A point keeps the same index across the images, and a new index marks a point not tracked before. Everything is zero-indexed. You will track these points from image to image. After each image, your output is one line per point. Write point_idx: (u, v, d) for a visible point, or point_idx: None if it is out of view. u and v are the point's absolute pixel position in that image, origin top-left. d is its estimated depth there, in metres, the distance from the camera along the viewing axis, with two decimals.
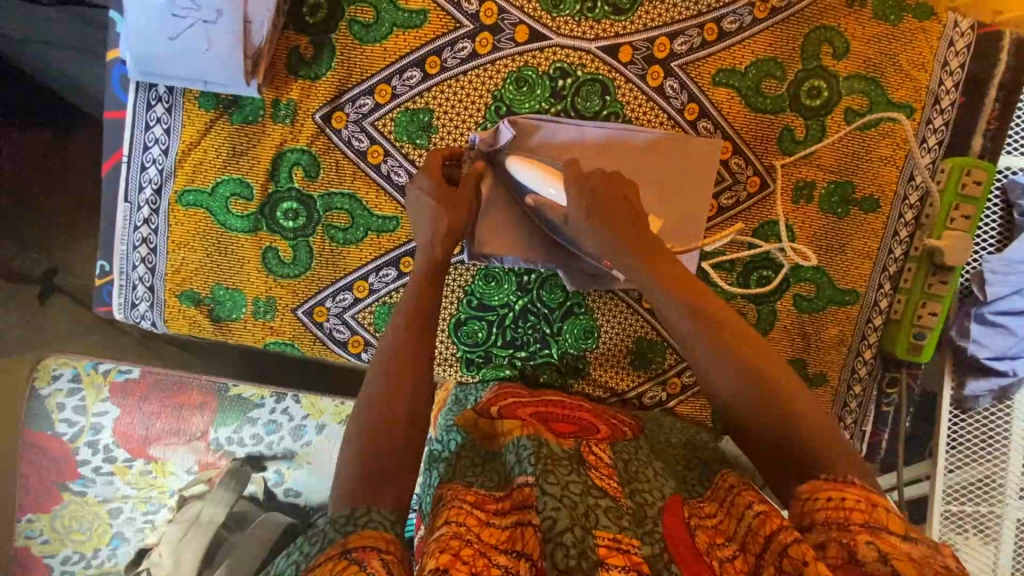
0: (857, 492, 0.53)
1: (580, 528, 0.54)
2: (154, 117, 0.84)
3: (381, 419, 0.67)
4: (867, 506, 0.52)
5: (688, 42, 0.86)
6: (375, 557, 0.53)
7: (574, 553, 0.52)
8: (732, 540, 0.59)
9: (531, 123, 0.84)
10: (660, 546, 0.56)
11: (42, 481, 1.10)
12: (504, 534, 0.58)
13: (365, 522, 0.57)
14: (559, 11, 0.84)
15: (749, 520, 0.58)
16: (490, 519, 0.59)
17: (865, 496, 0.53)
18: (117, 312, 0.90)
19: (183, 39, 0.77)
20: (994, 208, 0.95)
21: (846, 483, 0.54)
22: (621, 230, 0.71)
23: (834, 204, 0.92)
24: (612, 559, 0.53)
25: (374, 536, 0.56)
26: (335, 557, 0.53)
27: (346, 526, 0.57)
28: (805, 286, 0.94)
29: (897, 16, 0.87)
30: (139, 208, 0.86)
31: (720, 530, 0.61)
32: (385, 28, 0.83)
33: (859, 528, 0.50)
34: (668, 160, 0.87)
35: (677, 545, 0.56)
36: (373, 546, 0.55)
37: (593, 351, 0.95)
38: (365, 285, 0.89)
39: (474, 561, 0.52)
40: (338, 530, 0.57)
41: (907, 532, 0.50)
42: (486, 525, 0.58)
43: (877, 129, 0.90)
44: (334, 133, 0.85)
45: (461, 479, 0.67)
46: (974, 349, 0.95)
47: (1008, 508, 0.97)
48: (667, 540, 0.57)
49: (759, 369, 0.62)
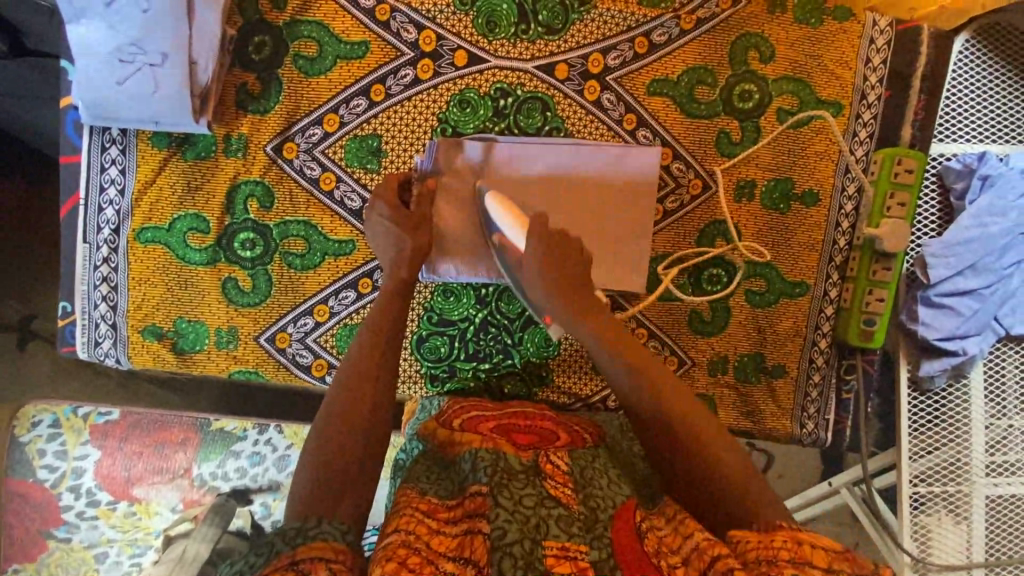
0: (783, 532, 0.59)
1: (529, 540, 0.58)
2: (108, 159, 0.87)
3: (342, 432, 0.69)
4: (794, 544, 0.57)
5: (620, 56, 0.90)
6: (322, 568, 0.55)
7: (521, 565, 0.56)
8: (676, 554, 0.62)
9: (466, 142, 0.88)
10: (608, 551, 0.60)
11: (27, 530, 1.11)
12: (453, 543, 0.61)
13: (315, 534, 0.58)
14: (495, 34, 0.88)
15: (697, 541, 0.62)
16: (440, 528, 0.63)
17: (792, 536, 0.58)
18: (80, 351, 0.91)
19: (132, 82, 0.80)
20: (931, 194, 0.99)
21: (774, 529, 0.60)
22: (564, 271, 0.79)
23: (776, 201, 0.95)
24: (559, 568, 0.57)
25: (322, 546, 0.57)
26: (282, 569, 0.54)
27: (296, 539, 0.57)
28: (756, 282, 0.97)
29: (818, 19, 0.92)
30: (98, 248, 0.88)
31: (666, 543, 0.64)
32: (329, 60, 0.87)
33: (776, 560, 0.56)
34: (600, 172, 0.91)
35: (626, 557, 0.59)
36: (321, 557, 0.56)
37: (555, 358, 0.96)
38: (325, 308, 0.90)
39: (420, 569, 0.56)
40: (285, 542, 0.57)
41: (830, 566, 0.55)
42: (436, 533, 0.62)
43: (809, 126, 0.93)
44: (286, 163, 0.88)
45: (415, 486, 0.70)
46: (924, 331, 0.97)
47: (976, 486, 0.99)
48: (614, 547, 0.60)
49: (651, 384, 0.73)
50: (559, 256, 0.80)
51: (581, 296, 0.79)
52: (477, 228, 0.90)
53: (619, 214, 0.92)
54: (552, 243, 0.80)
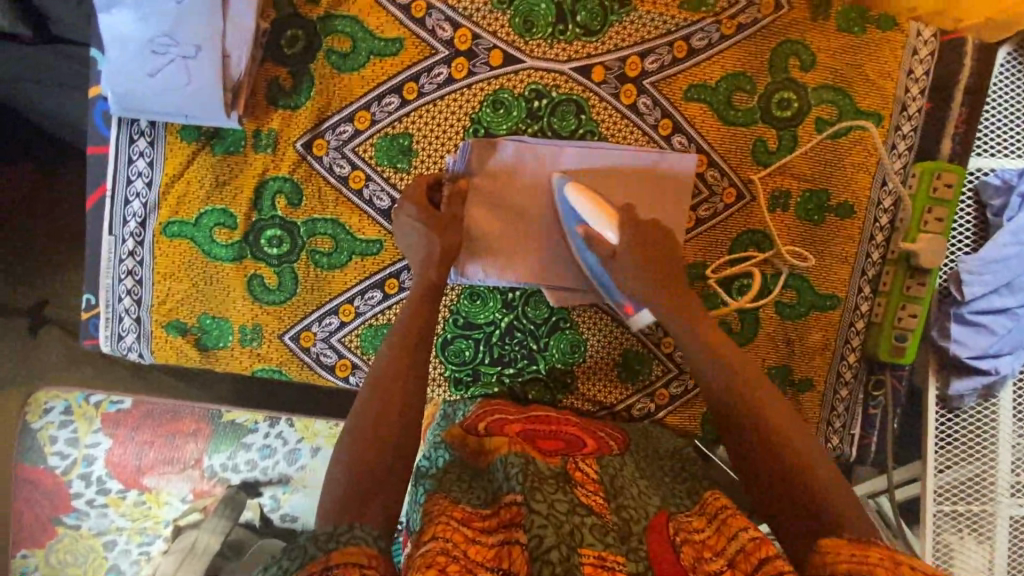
0: (880, 550, 0.53)
1: (566, 545, 0.56)
2: (136, 151, 0.86)
3: (371, 436, 0.69)
4: (891, 562, 0.51)
5: (658, 59, 0.88)
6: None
7: (561, 570, 0.54)
8: (719, 555, 0.60)
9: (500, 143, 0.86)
10: (646, 564, 0.58)
11: (37, 517, 1.11)
12: (490, 553, 0.59)
13: (348, 539, 0.57)
14: (532, 34, 0.87)
15: (742, 542, 0.59)
16: (476, 537, 0.61)
17: (889, 554, 0.52)
18: (103, 344, 0.90)
19: (163, 74, 0.79)
20: (967, 208, 0.97)
21: (869, 544, 0.54)
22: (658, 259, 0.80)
23: (811, 211, 0.93)
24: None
25: (356, 552, 0.56)
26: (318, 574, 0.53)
27: (329, 542, 0.56)
28: (786, 293, 0.95)
29: (861, 27, 0.90)
30: (123, 241, 0.87)
31: (709, 544, 0.62)
32: (363, 56, 0.85)
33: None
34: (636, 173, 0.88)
35: (661, 562, 0.58)
36: (356, 563, 0.55)
37: (580, 365, 0.95)
38: (351, 308, 0.89)
39: None
40: (319, 547, 0.56)
41: None
42: (473, 542, 0.60)
43: (847, 137, 0.91)
44: (316, 160, 0.87)
45: (445, 493, 0.69)
46: (956, 348, 0.95)
47: (1000, 506, 0.98)
48: (650, 555, 0.59)
49: (744, 378, 0.73)
50: (649, 243, 0.81)
51: (667, 280, 0.80)
52: (505, 231, 0.89)
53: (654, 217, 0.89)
54: (642, 231, 0.81)
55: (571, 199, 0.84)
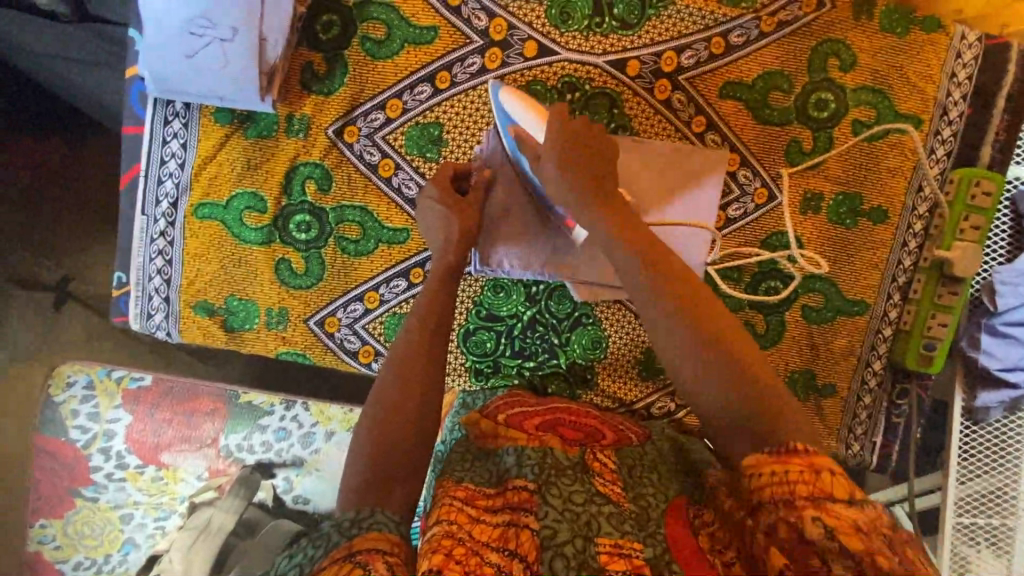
0: (799, 460, 0.55)
1: (580, 538, 0.57)
2: (170, 132, 0.86)
3: (388, 418, 0.67)
4: (810, 474, 0.54)
5: (695, 55, 0.87)
6: (380, 560, 0.52)
7: (575, 564, 0.55)
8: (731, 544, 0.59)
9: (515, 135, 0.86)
10: (664, 547, 0.58)
11: (55, 490, 1.13)
12: (496, 532, 0.59)
13: (370, 525, 0.57)
14: (568, 26, 0.86)
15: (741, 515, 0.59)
16: (481, 517, 0.61)
17: (807, 464, 0.54)
18: (132, 322, 0.91)
19: (200, 56, 0.79)
20: (1002, 221, 0.93)
21: (789, 455, 0.55)
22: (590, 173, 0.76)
23: (842, 215, 0.92)
24: (613, 565, 0.55)
25: (378, 537, 0.55)
26: (339, 560, 0.52)
27: (351, 529, 0.56)
28: (813, 297, 0.94)
29: (905, 28, 0.88)
30: (156, 221, 0.88)
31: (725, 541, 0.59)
32: (397, 44, 0.85)
33: (792, 502, 0.53)
34: (654, 163, 0.88)
35: (678, 543, 0.59)
36: (377, 549, 0.54)
37: (601, 361, 0.95)
38: (376, 295, 0.90)
39: (467, 560, 0.55)
40: (342, 534, 0.56)
41: (849, 496, 0.53)
42: (476, 522, 0.60)
43: (885, 140, 0.90)
44: (347, 147, 0.87)
45: (450, 475, 0.68)
46: (985, 360, 0.94)
47: (1021, 521, 0.96)
48: (671, 546, 0.58)
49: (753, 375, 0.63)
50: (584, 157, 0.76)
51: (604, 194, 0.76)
52: (526, 227, 0.88)
53: (676, 215, 0.90)
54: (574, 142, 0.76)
55: (504, 103, 0.81)
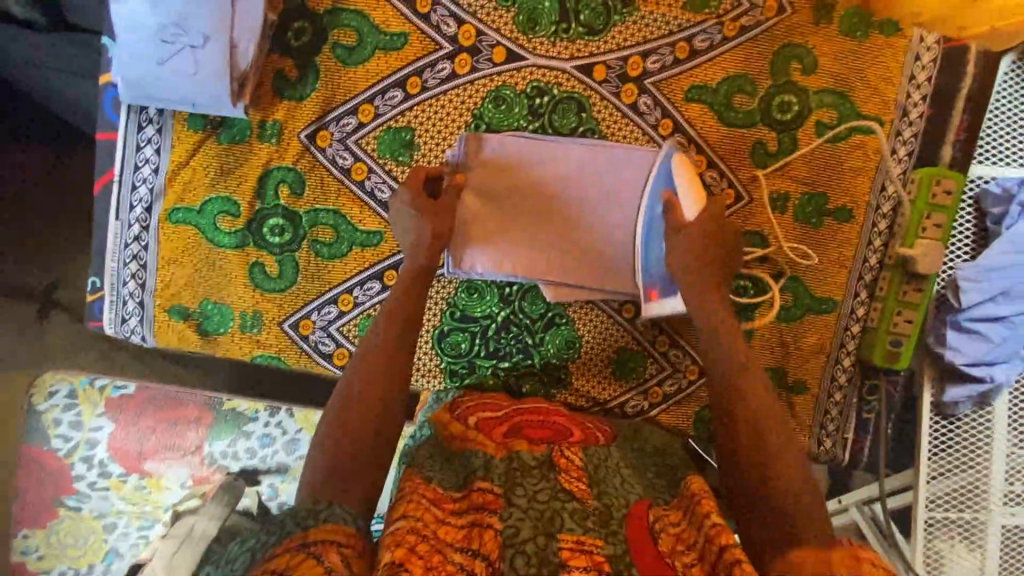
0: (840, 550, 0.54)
1: (543, 536, 0.57)
2: (144, 138, 0.88)
3: (352, 416, 0.68)
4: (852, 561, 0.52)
5: (660, 60, 0.89)
6: (334, 551, 0.54)
7: (535, 561, 0.55)
8: (691, 548, 0.61)
9: (483, 140, 0.87)
10: (625, 548, 0.58)
11: (37, 499, 1.12)
12: (459, 533, 0.59)
13: (326, 517, 0.57)
14: (535, 32, 0.88)
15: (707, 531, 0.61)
16: (446, 518, 0.61)
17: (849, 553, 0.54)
18: (107, 327, 0.92)
19: (171, 63, 0.81)
20: (967, 216, 0.96)
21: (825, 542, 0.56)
22: (709, 261, 0.80)
23: (809, 214, 0.94)
24: (575, 561, 0.55)
25: (333, 530, 0.56)
26: (293, 548, 0.53)
27: (306, 520, 0.57)
28: (784, 296, 0.95)
29: (864, 32, 0.90)
30: (130, 226, 0.89)
31: (681, 538, 0.62)
32: (368, 50, 0.87)
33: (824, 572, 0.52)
34: (631, 161, 0.88)
35: (641, 553, 0.58)
36: (332, 539, 0.55)
37: (575, 361, 0.96)
38: (350, 298, 0.91)
39: (429, 556, 0.56)
40: (297, 524, 0.56)
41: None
42: (442, 522, 0.60)
43: (848, 140, 0.92)
44: (319, 151, 0.88)
45: (421, 473, 0.69)
46: (952, 355, 0.95)
47: (992, 514, 0.97)
48: (629, 543, 0.59)
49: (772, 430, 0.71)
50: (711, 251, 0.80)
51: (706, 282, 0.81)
52: (496, 228, 0.89)
53: None
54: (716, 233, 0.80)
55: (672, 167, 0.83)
